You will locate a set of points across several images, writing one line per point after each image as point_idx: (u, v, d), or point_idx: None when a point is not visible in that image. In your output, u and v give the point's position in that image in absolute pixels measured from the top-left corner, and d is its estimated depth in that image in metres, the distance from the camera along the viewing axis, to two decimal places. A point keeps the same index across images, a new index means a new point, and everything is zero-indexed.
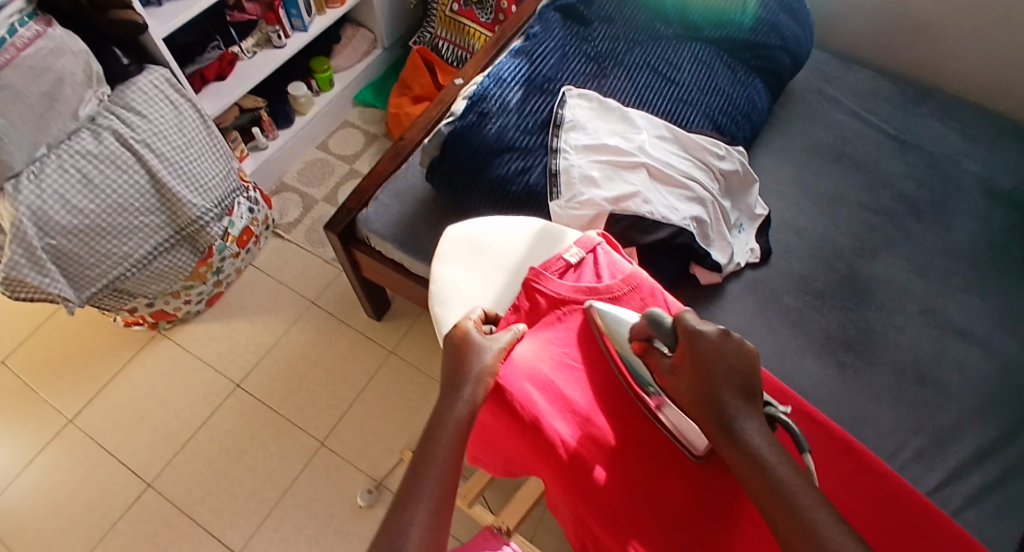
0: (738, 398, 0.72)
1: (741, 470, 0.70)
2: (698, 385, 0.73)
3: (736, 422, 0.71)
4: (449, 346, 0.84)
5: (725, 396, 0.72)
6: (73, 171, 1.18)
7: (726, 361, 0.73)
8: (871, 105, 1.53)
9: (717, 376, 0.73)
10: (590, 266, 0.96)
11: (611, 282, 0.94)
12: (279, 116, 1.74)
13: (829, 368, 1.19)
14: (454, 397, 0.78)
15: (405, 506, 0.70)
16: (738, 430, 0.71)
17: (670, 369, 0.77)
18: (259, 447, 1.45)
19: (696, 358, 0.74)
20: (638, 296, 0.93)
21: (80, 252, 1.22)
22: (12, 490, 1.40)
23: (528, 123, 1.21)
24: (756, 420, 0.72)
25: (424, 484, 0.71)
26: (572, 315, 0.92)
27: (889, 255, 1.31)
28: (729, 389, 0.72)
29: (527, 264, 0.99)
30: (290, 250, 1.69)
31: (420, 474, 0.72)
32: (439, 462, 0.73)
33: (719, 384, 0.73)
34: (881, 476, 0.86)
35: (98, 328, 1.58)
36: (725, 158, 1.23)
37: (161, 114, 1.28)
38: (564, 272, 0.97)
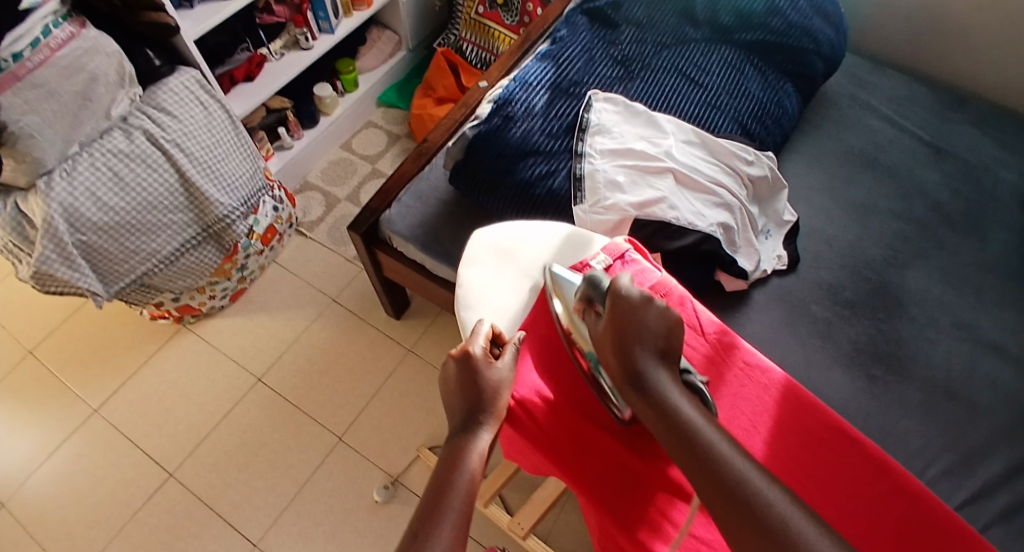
0: (651, 352, 0.77)
1: (653, 418, 0.75)
2: (613, 340, 0.78)
3: (647, 373, 0.76)
4: (455, 374, 0.83)
5: (637, 349, 0.77)
6: (105, 168, 1.20)
7: (642, 316, 0.78)
8: (904, 111, 1.50)
9: (632, 330, 0.78)
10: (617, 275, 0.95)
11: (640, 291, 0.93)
12: (305, 115, 1.75)
13: (857, 381, 1.17)
14: (472, 435, 0.79)
15: (430, 532, 0.69)
16: (647, 380, 0.76)
17: (596, 324, 0.83)
18: (279, 441, 1.46)
19: (614, 314, 0.79)
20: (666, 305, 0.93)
21: (110, 248, 1.23)
22: (38, 475, 1.43)
23: (553, 127, 1.20)
24: (667, 372, 0.77)
25: (447, 510, 0.71)
26: None
27: (921, 267, 1.28)
28: (640, 342, 0.77)
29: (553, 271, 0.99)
30: (313, 248, 1.70)
31: (442, 501, 0.72)
32: (462, 494, 0.73)
33: (633, 337, 0.78)
34: (919, 500, 0.83)
35: (125, 321, 1.60)
36: (753, 164, 1.21)
37: (191, 114, 1.29)
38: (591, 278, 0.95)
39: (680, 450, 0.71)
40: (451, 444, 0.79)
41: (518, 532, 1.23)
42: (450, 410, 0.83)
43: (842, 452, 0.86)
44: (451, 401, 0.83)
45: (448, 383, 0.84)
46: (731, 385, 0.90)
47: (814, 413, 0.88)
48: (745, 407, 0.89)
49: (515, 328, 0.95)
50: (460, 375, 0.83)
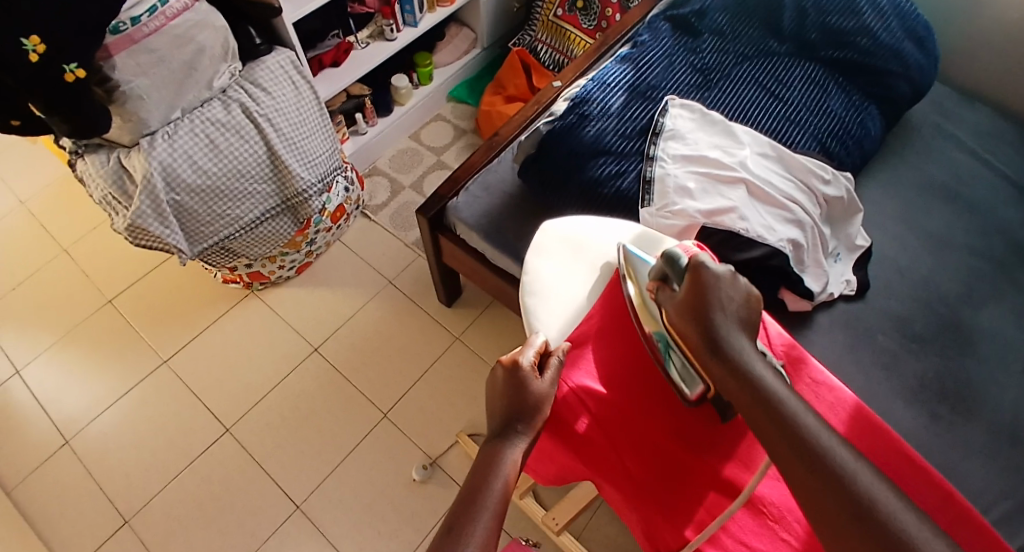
0: (731, 320, 0.82)
1: (733, 383, 0.79)
2: (693, 308, 0.83)
3: (728, 343, 0.81)
4: (500, 383, 0.87)
5: (719, 317, 0.82)
6: (202, 135, 1.27)
7: (723, 288, 0.83)
8: (990, 145, 1.46)
9: (715, 299, 0.83)
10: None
11: None
12: (381, 103, 1.80)
13: (920, 416, 1.14)
14: (509, 440, 0.82)
15: (462, 530, 0.72)
16: (728, 348, 0.81)
17: (670, 296, 0.86)
18: (328, 410, 1.52)
19: (694, 284, 0.83)
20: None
21: (199, 210, 1.31)
22: (104, 416, 1.52)
23: (627, 129, 1.22)
24: (745, 341, 0.82)
25: (481, 510, 0.74)
26: None
27: (995, 306, 1.25)
28: (722, 312, 0.82)
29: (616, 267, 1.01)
30: (376, 231, 1.75)
31: (478, 501, 0.75)
32: (495, 498, 0.76)
33: (716, 306, 0.82)
34: (980, 535, 0.82)
35: (196, 281, 1.69)
36: (830, 184, 1.20)
37: (283, 91, 1.35)
38: None
39: (766, 415, 0.76)
40: (488, 447, 0.82)
41: (552, 526, 1.25)
42: (493, 416, 0.87)
43: (909, 478, 0.85)
44: (496, 407, 0.86)
45: (495, 388, 0.88)
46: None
47: (880, 436, 0.87)
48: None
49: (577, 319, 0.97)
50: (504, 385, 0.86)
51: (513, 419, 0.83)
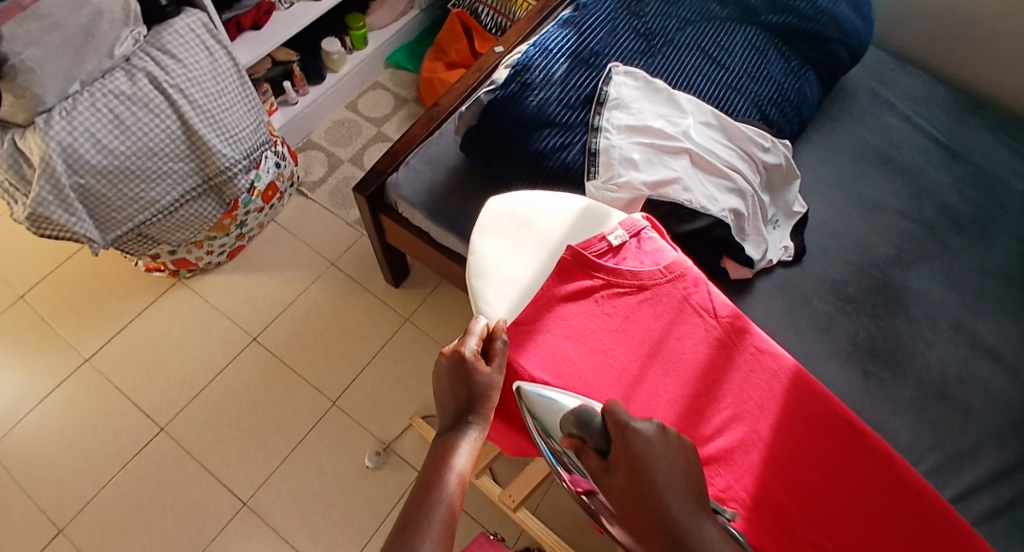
0: (683, 499, 0.66)
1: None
2: (641, 493, 0.67)
3: (698, 539, 0.64)
4: (444, 374, 0.83)
5: (674, 506, 0.66)
6: (106, 110, 1.16)
7: (660, 455, 0.68)
8: (922, 109, 1.49)
9: (657, 473, 0.67)
10: (632, 252, 0.94)
11: (651, 270, 0.93)
12: (311, 70, 1.69)
13: (854, 376, 1.16)
14: (460, 432, 0.79)
15: (417, 526, 0.69)
16: (694, 545, 0.64)
17: (606, 472, 0.70)
18: (271, 400, 1.45)
19: (630, 457, 0.68)
20: (679, 286, 0.93)
21: (108, 194, 1.20)
22: (26, 418, 1.41)
23: (571, 98, 1.17)
24: (711, 528, 0.65)
25: (436, 504, 0.71)
26: (611, 297, 0.92)
27: (926, 268, 1.28)
28: (670, 489, 0.66)
29: (568, 243, 0.97)
30: (313, 210, 1.66)
31: (430, 498, 0.72)
32: (446, 495, 0.73)
33: (660, 485, 0.66)
34: (920, 496, 0.82)
35: (119, 270, 1.58)
36: (770, 151, 1.20)
37: (196, 60, 1.25)
38: (602, 255, 0.94)
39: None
40: (436, 441, 0.79)
41: (509, 504, 1.22)
42: (440, 407, 0.83)
43: (849, 445, 0.84)
44: (442, 400, 0.83)
45: (439, 377, 0.84)
46: (740, 368, 0.89)
47: (822, 404, 0.86)
48: (754, 391, 0.88)
49: (525, 299, 0.93)
50: (448, 377, 0.82)
51: (461, 410, 0.81)
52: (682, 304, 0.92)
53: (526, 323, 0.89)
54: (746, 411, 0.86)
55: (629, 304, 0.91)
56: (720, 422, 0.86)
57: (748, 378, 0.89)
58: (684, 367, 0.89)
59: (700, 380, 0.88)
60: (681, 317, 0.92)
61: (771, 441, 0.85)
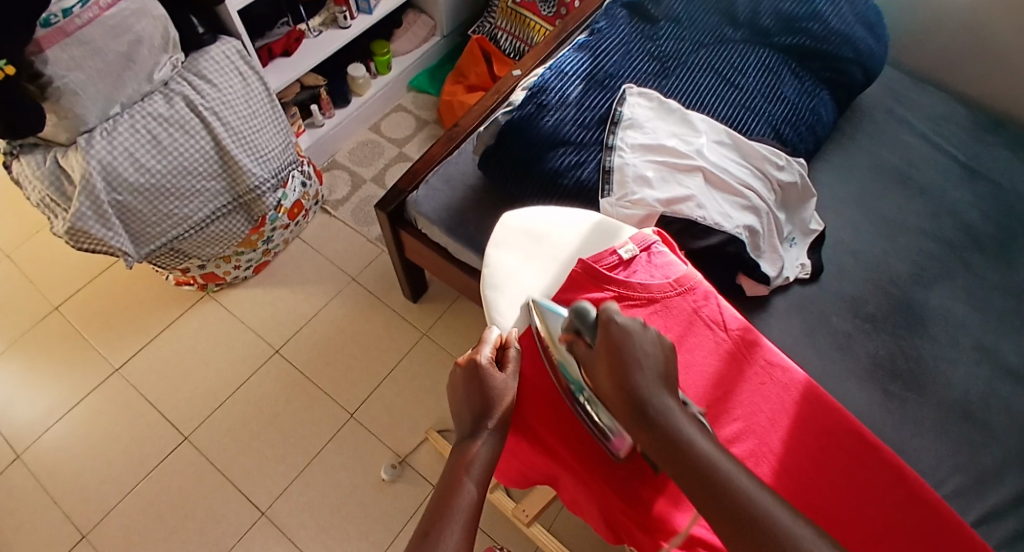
0: (653, 379, 0.76)
1: (663, 451, 0.73)
2: (614, 370, 0.77)
3: (653, 404, 0.75)
4: (461, 382, 0.86)
5: (641, 381, 0.76)
6: (144, 131, 1.22)
7: (637, 340, 0.78)
8: (940, 129, 1.49)
9: (632, 354, 0.77)
10: (642, 265, 0.94)
11: (662, 283, 0.94)
12: (337, 95, 1.75)
13: (873, 394, 1.16)
14: (476, 438, 0.81)
15: (438, 533, 0.71)
16: (651, 409, 0.75)
17: (589, 355, 0.81)
18: (292, 412, 1.49)
19: (610, 342, 0.78)
20: (689, 299, 0.93)
21: (144, 210, 1.26)
22: (58, 426, 1.46)
23: (585, 118, 1.21)
24: (671, 399, 0.76)
25: (455, 511, 0.73)
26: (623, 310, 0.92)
27: (945, 286, 1.28)
28: (640, 370, 0.76)
29: (580, 256, 0.99)
30: (336, 227, 1.71)
31: (448, 505, 0.74)
32: (465, 502, 0.74)
33: (633, 363, 0.77)
34: (934, 511, 0.83)
35: (150, 285, 1.63)
36: (785, 169, 1.22)
37: (229, 83, 1.30)
38: (613, 268, 0.95)
39: (700, 483, 0.70)
40: (453, 449, 0.81)
41: (523, 518, 1.23)
42: (458, 415, 0.85)
43: (864, 459, 0.85)
44: (459, 409, 0.85)
45: (455, 389, 0.87)
46: (752, 381, 0.90)
47: (836, 418, 0.87)
48: (766, 405, 0.88)
49: None
50: (464, 388, 0.85)
51: (477, 418, 0.83)
52: (692, 317, 0.93)
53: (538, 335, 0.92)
54: (757, 424, 0.87)
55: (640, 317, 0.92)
56: (731, 434, 0.86)
57: (760, 391, 0.89)
58: (694, 379, 0.89)
59: (712, 391, 0.88)
60: (691, 329, 0.92)
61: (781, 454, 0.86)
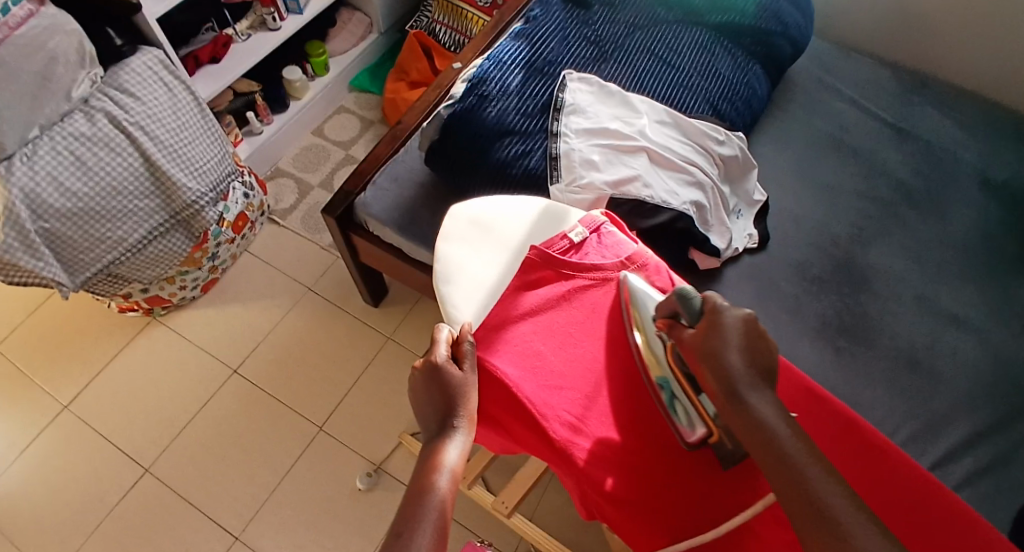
0: (752, 368, 0.71)
1: (750, 438, 0.68)
2: (712, 352, 0.72)
3: (746, 395, 0.69)
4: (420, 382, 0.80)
5: (737, 366, 0.71)
6: (66, 153, 1.17)
7: (738, 325, 0.73)
8: (870, 94, 1.54)
9: (731, 336, 0.72)
10: (593, 247, 0.94)
11: (615, 261, 0.93)
12: (272, 99, 1.64)
13: (824, 352, 1.20)
14: (446, 436, 0.76)
15: (409, 534, 0.65)
16: (747, 398, 0.69)
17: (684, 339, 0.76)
18: (256, 431, 1.45)
19: (711, 324, 0.74)
20: (642, 276, 0.92)
21: (74, 236, 1.20)
22: (8, 473, 1.39)
23: (528, 107, 1.19)
24: (767, 394, 0.70)
25: (426, 509, 0.68)
26: (579, 292, 0.90)
27: (884, 244, 1.33)
28: (738, 355, 0.71)
29: (532, 243, 0.97)
30: (286, 236, 1.64)
31: (419, 505, 0.68)
32: (435, 501, 0.69)
33: (730, 346, 0.72)
34: (885, 455, 0.83)
35: (93, 314, 1.56)
36: (725, 144, 1.26)
37: (155, 96, 1.26)
38: (567, 251, 0.95)
39: (779, 466, 0.65)
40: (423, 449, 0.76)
41: (502, 509, 1.22)
42: (422, 416, 0.80)
43: (814, 410, 0.87)
44: (423, 412, 0.80)
45: (415, 393, 0.81)
46: None
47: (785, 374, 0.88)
48: None
49: (491, 300, 0.93)
50: (425, 390, 0.80)
51: (441, 414, 0.78)
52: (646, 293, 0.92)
53: (497, 327, 0.86)
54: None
55: (596, 296, 0.90)
56: None
57: None
58: None
59: None
60: None
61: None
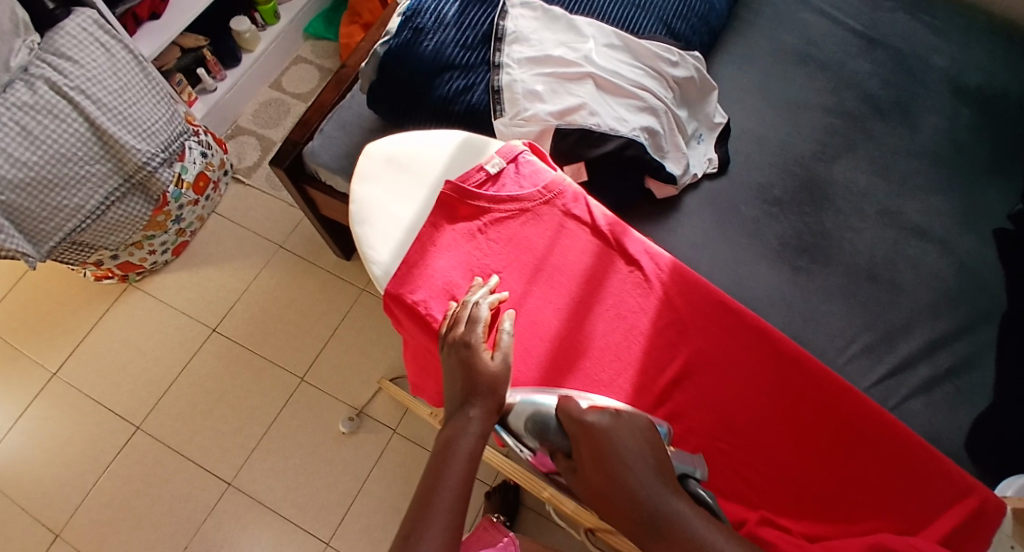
0: (651, 477, 0.71)
1: None
2: (608, 483, 0.71)
3: (665, 511, 0.68)
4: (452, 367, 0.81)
5: (637, 488, 0.70)
6: (11, 123, 1.15)
7: (618, 441, 0.72)
8: (838, 2, 1.46)
9: (616, 462, 0.71)
10: (510, 178, 0.94)
11: (530, 191, 0.94)
12: (224, 54, 1.60)
13: (783, 272, 1.21)
14: (465, 415, 0.77)
15: (419, 532, 0.67)
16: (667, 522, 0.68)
17: (573, 471, 0.75)
18: (240, 387, 1.47)
19: (591, 448, 0.73)
20: (558, 205, 0.94)
21: (31, 206, 1.20)
22: (4, 443, 1.42)
23: (468, 38, 1.14)
24: (679, 499, 0.70)
25: (437, 501, 0.70)
26: (495, 224, 0.93)
27: (850, 160, 1.30)
28: (634, 477, 0.70)
29: (448, 177, 0.96)
30: (251, 195, 1.63)
31: (433, 490, 0.71)
32: (454, 475, 0.72)
33: (622, 471, 0.70)
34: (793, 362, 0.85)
35: (70, 284, 1.57)
36: (679, 65, 1.21)
37: (93, 58, 1.24)
38: (483, 184, 0.95)
39: None
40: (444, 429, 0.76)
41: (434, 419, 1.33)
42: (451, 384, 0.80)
43: (726, 323, 0.88)
44: (450, 386, 0.80)
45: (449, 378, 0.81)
46: (619, 271, 0.92)
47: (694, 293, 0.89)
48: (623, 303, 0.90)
49: (410, 239, 0.93)
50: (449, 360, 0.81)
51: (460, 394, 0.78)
52: (562, 222, 0.94)
53: (415, 263, 0.89)
54: (628, 314, 0.90)
55: (512, 228, 0.93)
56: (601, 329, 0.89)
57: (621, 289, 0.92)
58: (565, 281, 0.91)
59: (580, 287, 0.91)
60: (561, 233, 0.94)
61: (649, 334, 0.88)
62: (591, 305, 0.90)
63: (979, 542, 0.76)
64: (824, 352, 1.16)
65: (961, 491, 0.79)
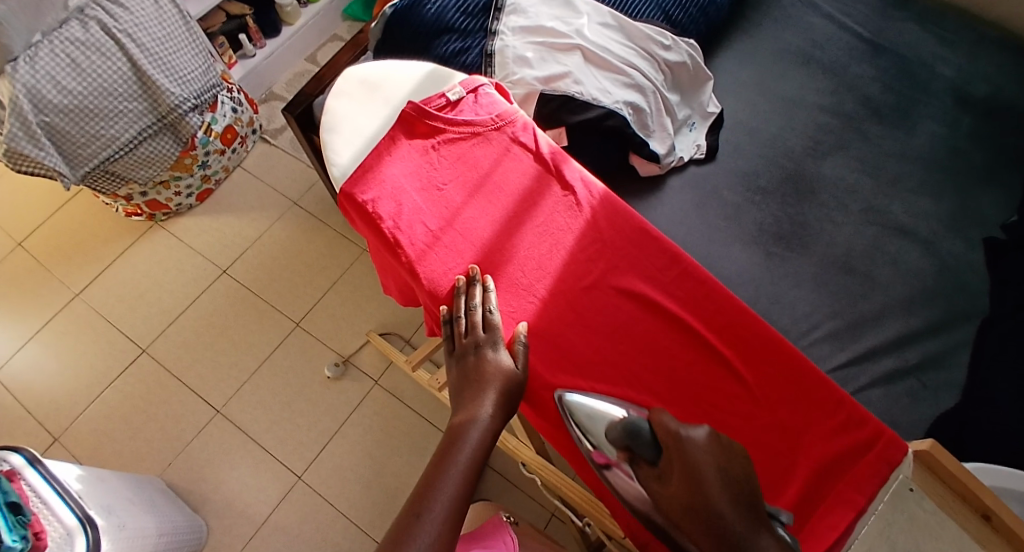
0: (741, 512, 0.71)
1: None
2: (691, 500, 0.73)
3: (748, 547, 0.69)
4: (463, 376, 0.90)
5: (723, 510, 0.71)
6: (63, 55, 1.30)
7: (711, 463, 0.75)
8: (847, 9, 1.50)
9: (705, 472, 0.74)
10: (468, 105, 1.05)
11: (483, 118, 1.04)
12: (265, 24, 1.74)
13: (756, 255, 1.23)
14: (472, 418, 0.86)
15: (412, 528, 0.77)
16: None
17: (655, 477, 0.78)
18: (241, 324, 1.57)
19: (685, 462, 0.76)
20: (507, 131, 1.04)
21: (72, 131, 1.34)
22: (24, 352, 1.55)
23: (470, 5, 1.23)
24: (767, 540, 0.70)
25: (434, 494, 0.80)
26: (447, 143, 1.04)
27: (840, 158, 1.32)
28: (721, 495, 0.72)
29: (411, 98, 1.07)
30: (276, 155, 1.76)
31: (439, 475, 0.82)
32: (457, 469, 0.83)
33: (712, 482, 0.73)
34: (700, 284, 0.96)
35: (104, 218, 1.71)
36: (671, 50, 1.27)
37: (142, 7, 1.38)
38: (443, 109, 1.06)
39: None
40: (455, 421, 0.87)
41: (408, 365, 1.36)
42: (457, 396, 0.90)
43: (645, 246, 0.98)
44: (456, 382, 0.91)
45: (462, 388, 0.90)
46: (553, 195, 1.02)
47: (621, 216, 0.99)
48: (551, 223, 1.00)
49: (367, 148, 1.04)
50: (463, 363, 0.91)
51: (475, 387, 0.88)
52: (508, 146, 1.04)
53: (371, 168, 1.00)
54: (556, 232, 0.99)
55: (463, 148, 1.03)
56: (523, 240, 0.99)
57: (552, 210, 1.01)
58: (502, 198, 1.01)
59: (516, 203, 1.01)
60: (507, 156, 1.04)
61: (571, 249, 0.98)
62: (522, 220, 1.00)
63: (863, 466, 0.85)
64: (788, 332, 1.18)
65: (855, 425, 0.88)
